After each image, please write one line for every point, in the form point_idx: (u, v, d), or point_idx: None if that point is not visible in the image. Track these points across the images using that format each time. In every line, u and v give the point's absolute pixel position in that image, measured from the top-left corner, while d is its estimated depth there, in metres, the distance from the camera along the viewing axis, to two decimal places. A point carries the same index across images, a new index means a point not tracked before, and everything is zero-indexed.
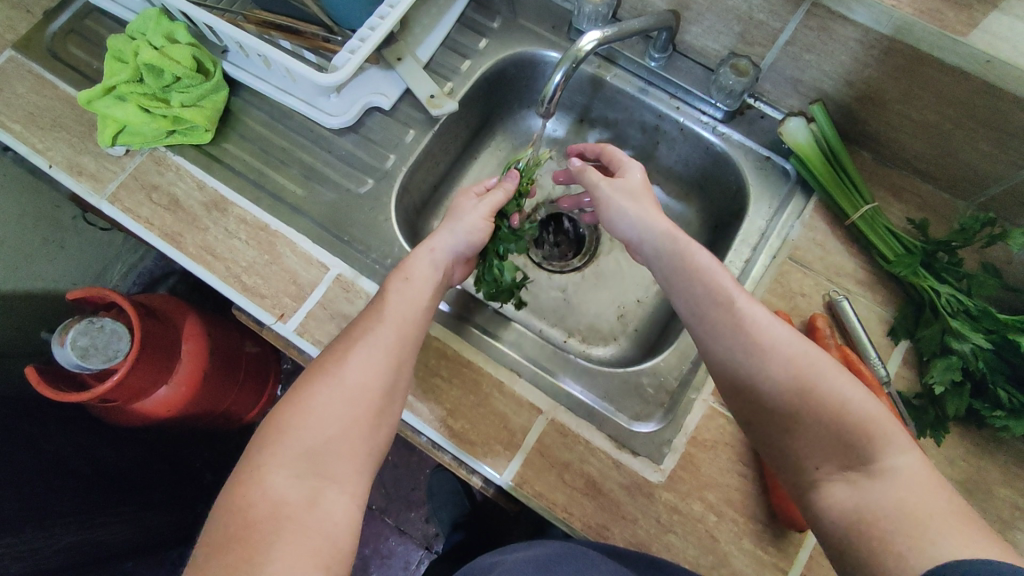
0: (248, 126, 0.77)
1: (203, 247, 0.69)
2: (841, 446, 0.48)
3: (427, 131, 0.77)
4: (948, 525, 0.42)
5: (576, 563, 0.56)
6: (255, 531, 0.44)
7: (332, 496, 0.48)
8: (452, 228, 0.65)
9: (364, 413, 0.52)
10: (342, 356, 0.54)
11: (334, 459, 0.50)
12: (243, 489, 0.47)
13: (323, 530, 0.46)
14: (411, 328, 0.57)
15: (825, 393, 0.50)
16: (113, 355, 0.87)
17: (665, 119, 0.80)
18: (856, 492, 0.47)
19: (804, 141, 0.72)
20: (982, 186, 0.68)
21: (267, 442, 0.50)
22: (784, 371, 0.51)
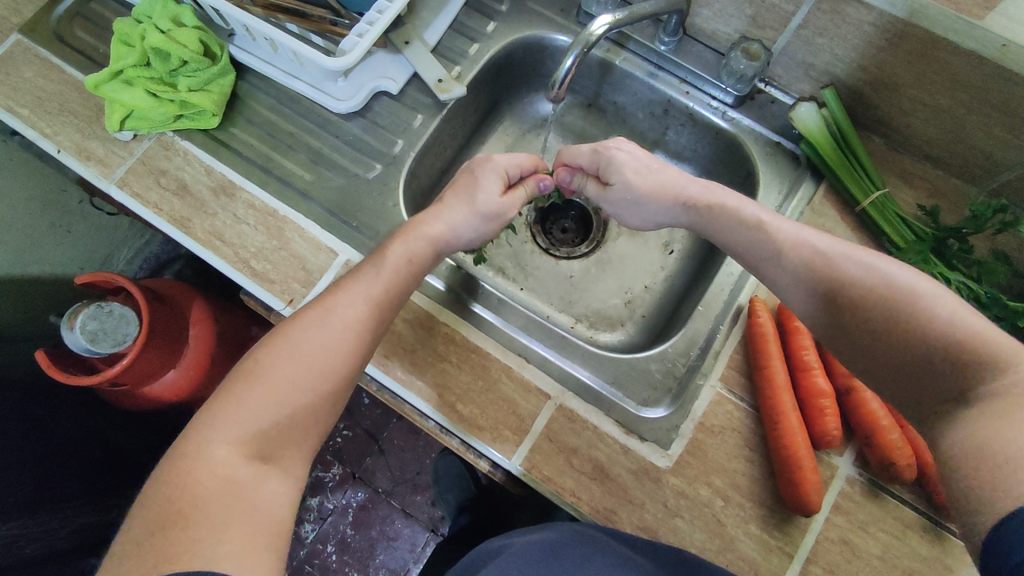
0: (255, 110, 0.77)
1: (212, 232, 0.69)
2: (930, 372, 0.45)
3: (435, 116, 0.77)
4: None
5: (583, 545, 0.56)
6: (199, 509, 0.44)
7: (275, 478, 0.49)
8: (471, 213, 0.65)
9: (315, 394, 0.53)
10: (302, 330, 0.54)
11: (280, 441, 0.51)
12: (188, 462, 0.46)
13: (264, 511, 0.47)
14: (375, 308, 0.57)
15: (904, 320, 0.46)
16: (122, 339, 0.88)
17: (675, 103, 0.79)
18: (969, 428, 0.41)
19: (814, 126, 0.71)
20: (994, 172, 0.67)
21: (216, 416, 0.49)
22: (854, 295, 0.50)
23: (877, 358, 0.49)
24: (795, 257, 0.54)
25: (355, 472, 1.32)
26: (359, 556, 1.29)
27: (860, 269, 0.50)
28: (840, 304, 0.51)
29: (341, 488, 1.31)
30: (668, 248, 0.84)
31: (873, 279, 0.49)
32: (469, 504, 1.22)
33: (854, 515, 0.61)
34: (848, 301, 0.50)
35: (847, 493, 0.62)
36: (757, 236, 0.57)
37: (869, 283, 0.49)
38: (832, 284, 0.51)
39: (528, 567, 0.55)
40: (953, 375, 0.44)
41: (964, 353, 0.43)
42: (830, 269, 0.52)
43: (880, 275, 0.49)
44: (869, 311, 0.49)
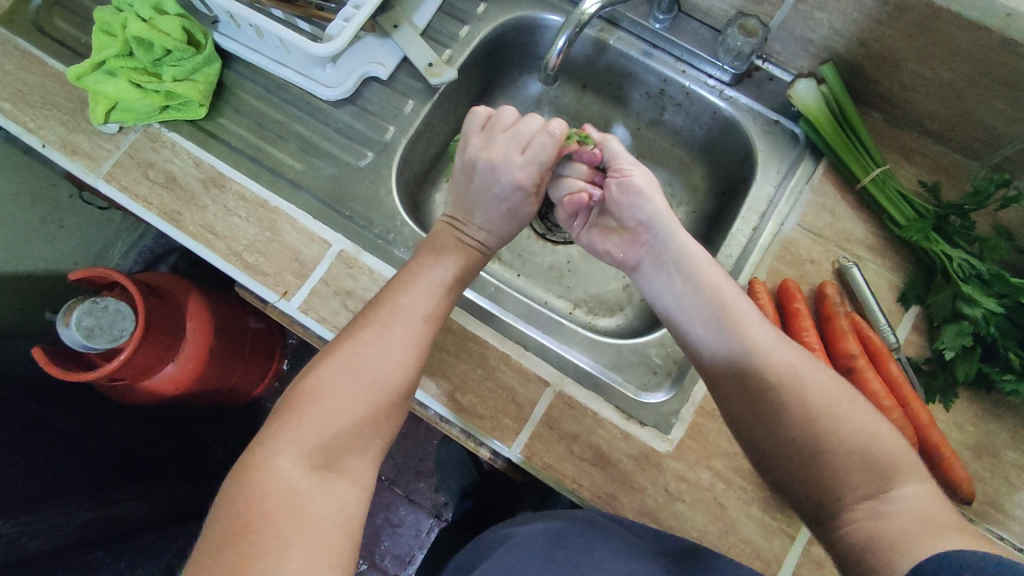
0: (243, 99, 0.75)
1: (203, 226, 0.68)
2: (855, 466, 0.47)
3: (427, 101, 0.75)
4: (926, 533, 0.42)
5: (582, 538, 0.56)
6: (269, 522, 0.44)
7: (344, 486, 0.49)
8: (506, 223, 0.65)
9: (375, 403, 0.52)
10: (359, 344, 0.54)
11: (344, 450, 0.50)
12: (256, 476, 0.47)
13: (335, 519, 0.47)
14: (428, 319, 0.57)
15: (838, 417, 0.48)
16: (119, 335, 0.88)
17: (670, 83, 0.77)
18: (873, 516, 0.45)
19: (814, 103, 0.70)
20: (996, 146, 0.66)
21: (279, 430, 0.49)
22: (792, 387, 0.50)
23: (806, 447, 0.49)
24: (740, 340, 0.53)
25: None
26: (365, 543, 1.30)
27: (793, 363, 0.52)
28: (763, 397, 0.51)
29: None
30: None
31: (805, 377, 0.51)
32: (472, 490, 1.21)
33: None
34: (781, 393, 0.50)
35: None
36: (710, 303, 0.56)
37: (810, 377, 0.51)
38: (767, 376, 0.51)
39: (530, 558, 0.56)
40: (868, 476, 0.46)
41: (878, 459, 0.47)
42: (763, 357, 0.52)
43: (808, 377, 0.51)
44: (802, 404, 0.49)
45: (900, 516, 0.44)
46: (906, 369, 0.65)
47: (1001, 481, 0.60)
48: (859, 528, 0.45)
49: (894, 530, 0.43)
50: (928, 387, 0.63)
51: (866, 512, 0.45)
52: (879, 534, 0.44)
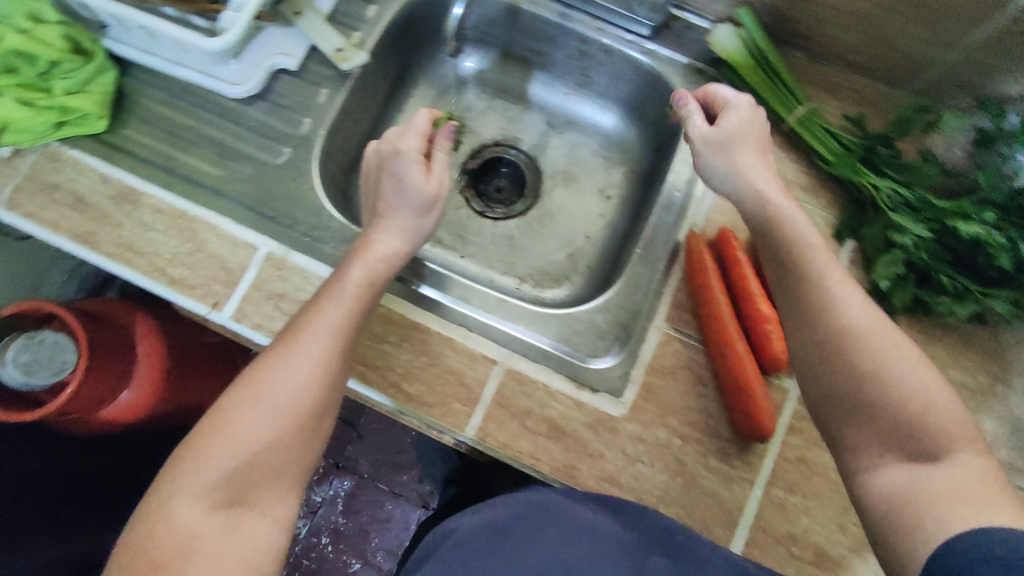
0: (147, 107, 0.71)
1: (120, 244, 0.65)
2: (898, 432, 0.49)
3: (341, 88, 0.72)
4: (961, 499, 0.45)
5: (539, 519, 0.58)
6: (164, 569, 0.47)
7: (252, 520, 0.51)
8: (414, 202, 0.61)
9: (285, 435, 0.53)
10: (265, 375, 0.53)
11: (252, 485, 0.52)
12: (155, 521, 0.48)
13: (239, 557, 0.50)
14: (339, 342, 0.56)
15: (896, 385, 0.49)
16: (61, 368, 0.84)
17: (590, 43, 0.75)
18: (909, 473, 0.48)
19: (733, 48, 0.69)
20: (914, 72, 0.66)
21: (179, 470, 0.50)
22: (859, 352, 0.51)
23: (858, 409, 0.50)
24: (823, 298, 0.53)
25: (338, 462, 1.31)
26: (354, 543, 1.29)
27: (870, 329, 0.51)
28: (836, 354, 0.51)
29: (327, 480, 1.30)
30: (606, 193, 0.82)
31: (881, 342, 0.51)
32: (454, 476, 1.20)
33: (808, 433, 0.62)
34: (854, 353, 0.51)
35: (800, 413, 0.63)
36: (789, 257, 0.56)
37: (878, 342, 0.51)
38: (841, 336, 0.51)
39: (476, 555, 0.56)
40: (916, 440, 0.48)
41: (931, 427, 0.48)
42: (845, 318, 0.52)
43: (887, 340, 0.51)
44: (861, 370, 0.50)
45: (941, 482, 0.46)
46: None
47: None
48: (892, 482, 0.48)
49: (932, 494, 0.46)
50: None
51: (902, 473, 0.48)
52: (915, 496, 0.46)
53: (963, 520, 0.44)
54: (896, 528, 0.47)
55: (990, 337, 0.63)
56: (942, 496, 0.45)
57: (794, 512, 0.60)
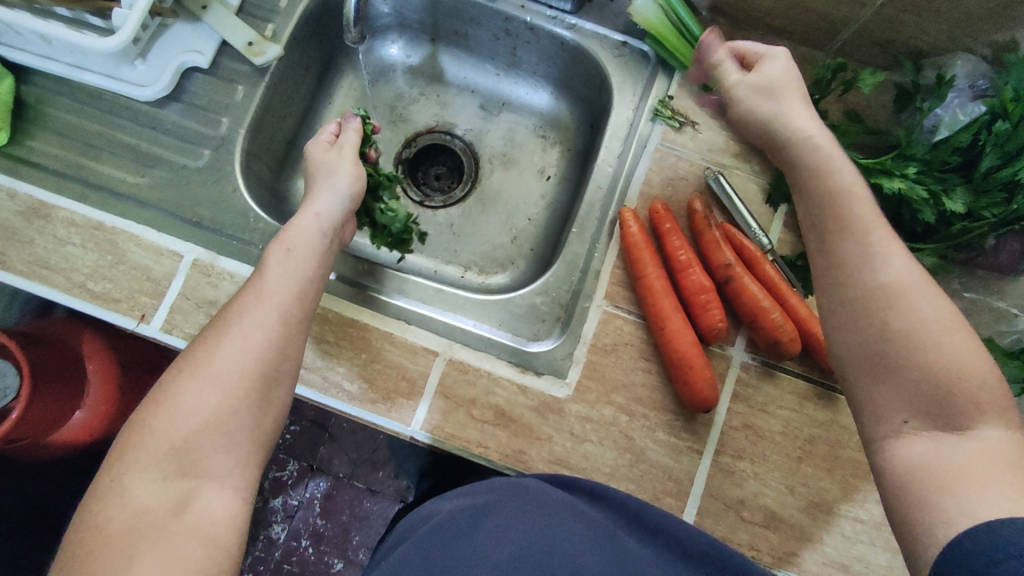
0: (53, 116, 0.68)
1: (35, 262, 0.62)
2: (928, 398, 0.43)
3: (258, 84, 0.69)
4: (986, 481, 0.40)
5: (510, 503, 0.55)
6: (109, 547, 0.40)
7: (210, 493, 0.45)
8: (329, 188, 0.62)
9: (241, 401, 0.48)
10: (210, 343, 0.50)
11: (207, 455, 0.46)
12: (100, 502, 0.43)
13: (197, 534, 0.43)
14: (292, 303, 0.54)
15: (924, 350, 0.44)
16: (5, 392, 0.82)
17: (513, 21, 0.74)
18: (937, 446, 0.43)
19: (654, 18, 0.68)
20: (834, 32, 0.66)
21: (125, 447, 0.45)
22: (894, 316, 0.45)
23: (881, 373, 0.45)
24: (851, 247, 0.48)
25: (311, 464, 1.29)
26: (334, 543, 1.27)
27: (903, 288, 0.45)
28: (863, 316, 0.46)
29: (300, 483, 1.28)
30: (545, 173, 0.81)
31: (917, 304, 0.45)
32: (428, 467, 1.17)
33: (752, 399, 0.63)
34: (878, 314, 0.46)
35: (743, 380, 0.64)
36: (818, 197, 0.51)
37: (911, 304, 0.45)
38: (864, 293, 0.47)
39: (457, 538, 0.53)
40: (945, 409, 0.43)
41: (960, 397, 0.43)
42: (873, 275, 0.47)
43: (920, 304, 0.45)
44: (887, 334, 0.45)
45: (978, 459, 0.41)
46: (782, 269, 0.66)
47: None
48: (917, 454, 0.43)
49: (963, 472, 0.41)
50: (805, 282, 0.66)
51: (924, 445, 0.43)
52: (935, 472, 0.42)
53: (992, 502, 0.39)
54: (914, 504, 0.42)
55: None
56: (968, 478, 0.40)
57: (742, 477, 0.61)
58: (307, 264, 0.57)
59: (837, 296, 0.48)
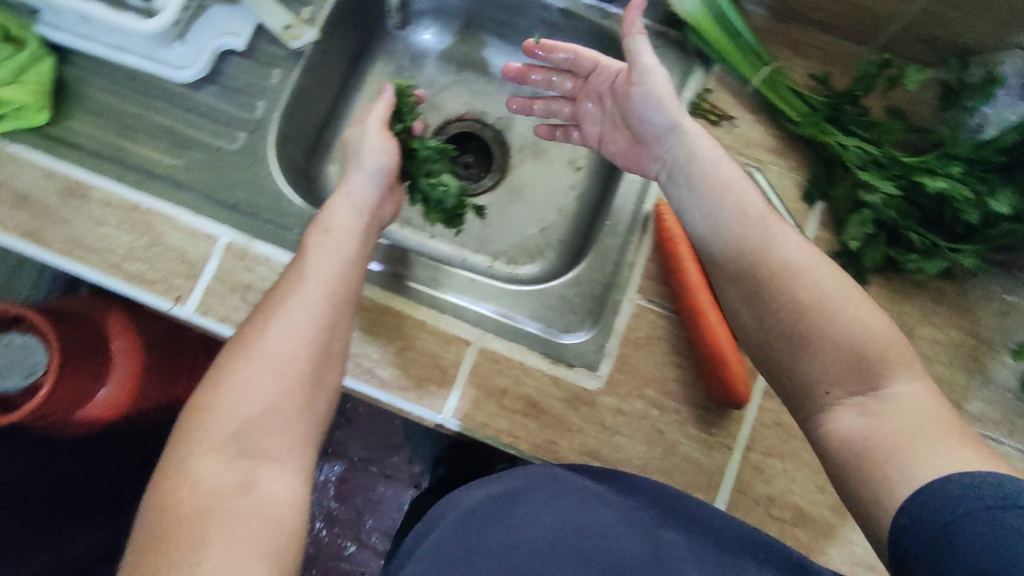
0: (91, 96, 0.68)
1: (72, 241, 0.63)
2: (852, 367, 0.48)
3: (294, 68, 0.69)
4: (918, 440, 0.44)
5: (545, 488, 0.56)
6: (181, 527, 0.42)
7: (270, 474, 0.46)
8: (361, 167, 0.62)
9: (293, 381, 0.49)
10: (258, 327, 0.51)
11: (266, 435, 0.47)
12: (169, 484, 0.44)
13: (260, 514, 0.44)
14: (338, 284, 0.54)
15: (832, 320, 0.49)
16: (34, 368, 0.84)
17: (551, 10, 0.73)
18: (864, 415, 0.47)
19: (695, 9, 0.67)
20: (879, 26, 0.65)
21: (188, 431, 0.47)
22: (805, 291, 0.50)
23: (797, 349, 0.50)
24: (755, 235, 0.53)
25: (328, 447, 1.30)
26: (348, 525, 1.29)
27: (801, 263, 0.52)
28: (769, 298, 0.52)
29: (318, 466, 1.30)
30: (576, 164, 0.80)
31: (817, 275, 0.51)
32: (445, 454, 1.17)
33: None
34: (784, 294, 0.51)
35: None
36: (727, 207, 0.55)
37: (813, 276, 0.51)
38: (769, 274, 0.52)
39: (493, 525, 0.54)
40: (866, 375, 0.48)
41: (874, 360, 0.48)
42: (776, 254, 0.52)
43: (820, 275, 0.51)
44: (799, 312, 0.50)
45: (900, 417, 0.46)
46: None
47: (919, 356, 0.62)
48: (849, 423, 0.47)
49: (893, 437, 0.45)
50: None
51: (854, 413, 0.47)
52: (870, 439, 0.46)
53: (928, 460, 0.43)
54: (858, 475, 0.46)
55: (960, 291, 0.64)
56: (903, 441, 0.44)
57: (772, 474, 0.61)
58: (350, 246, 0.57)
59: (743, 277, 0.53)
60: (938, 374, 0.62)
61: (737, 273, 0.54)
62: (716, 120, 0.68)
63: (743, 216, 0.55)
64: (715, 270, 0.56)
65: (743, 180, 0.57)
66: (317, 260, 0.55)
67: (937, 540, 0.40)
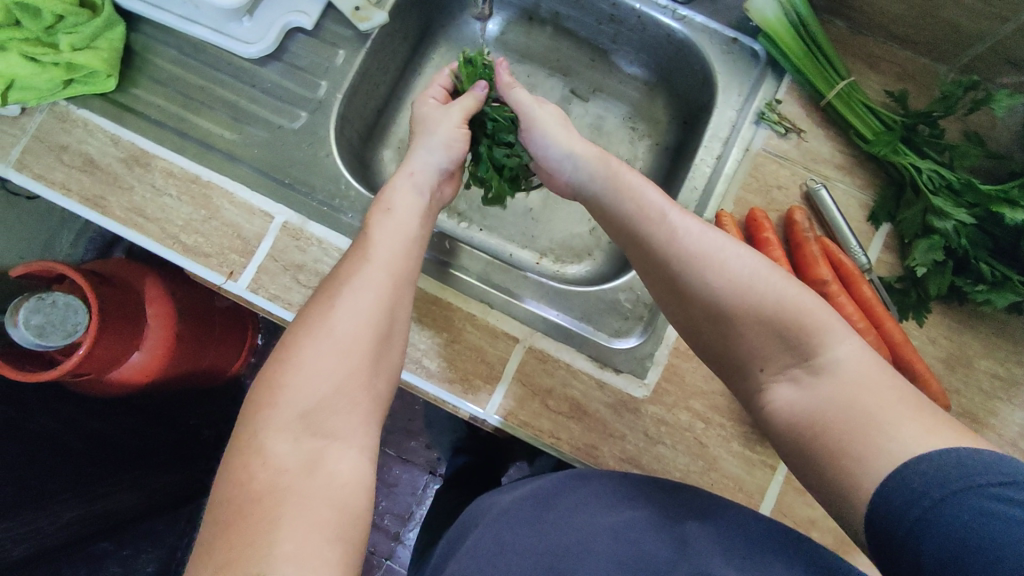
0: (157, 65, 0.69)
1: (132, 209, 0.63)
2: (778, 341, 0.47)
3: (359, 50, 0.69)
4: (869, 417, 0.41)
5: (580, 493, 0.55)
6: (256, 507, 0.41)
7: (336, 454, 0.46)
8: (428, 147, 0.62)
9: (358, 361, 0.49)
10: (324, 305, 0.51)
11: (333, 415, 0.47)
12: (242, 461, 0.44)
13: (329, 493, 0.43)
14: (401, 265, 0.55)
15: (747, 297, 0.48)
16: (75, 330, 0.78)
17: (620, 7, 0.71)
18: (802, 390, 0.45)
19: (772, 16, 0.65)
20: (965, 45, 0.63)
21: (258, 408, 0.47)
22: (714, 276, 0.49)
23: (724, 330, 0.49)
24: (659, 235, 0.52)
25: None
26: None
27: (709, 249, 0.50)
28: (685, 290, 0.50)
29: None
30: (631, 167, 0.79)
31: (725, 256, 0.49)
32: (464, 444, 1.15)
33: None
34: (689, 283, 0.50)
35: None
36: (626, 209, 0.54)
37: (720, 258, 0.49)
38: (673, 264, 0.50)
39: (521, 524, 0.53)
40: (796, 343, 0.46)
41: (798, 327, 0.46)
42: (683, 244, 0.50)
43: (734, 256, 0.49)
44: (716, 297, 0.49)
45: (841, 391, 0.43)
46: (878, 290, 0.63)
47: (976, 389, 0.61)
48: (790, 404, 0.45)
49: (838, 416, 0.42)
50: (901, 305, 0.62)
51: (789, 388, 0.46)
52: (816, 415, 0.43)
53: (879, 442, 0.40)
54: (821, 461, 0.43)
55: None
56: (852, 416, 0.42)
57: (815, 498, 0.60)
58: (414, 227, 0.58)
59: (657, 273, 0.52)
60: (995, 410, 0.60)
61: (651, 268, 0.52)
62: (785, 132, 0.66)
63: (651, 213, 0.53)
64: (636, 262, 0.54)
65: (644, 182, 0.55)
66: (381, 240, 0.56)
67: (915, 536, 0.37)
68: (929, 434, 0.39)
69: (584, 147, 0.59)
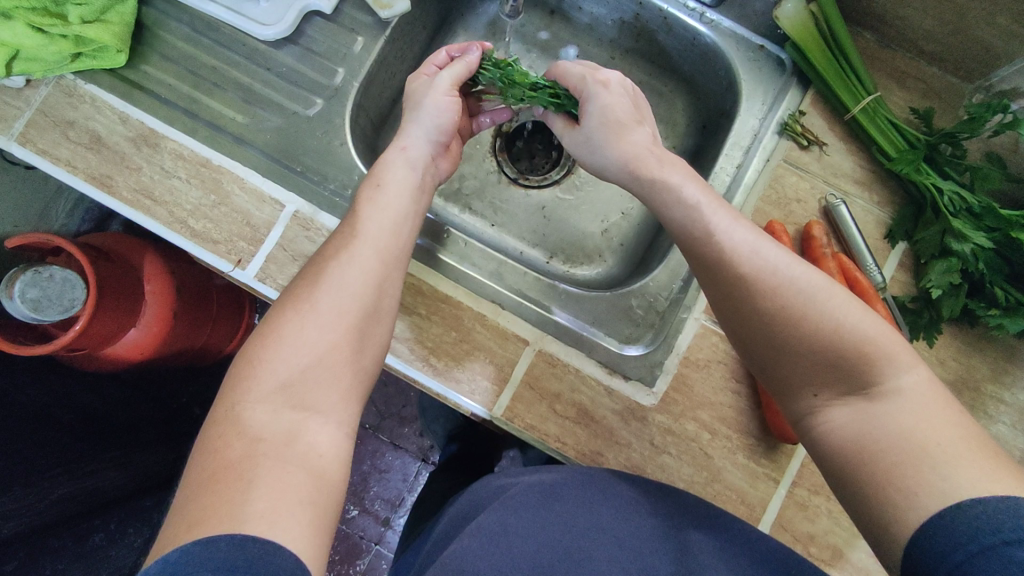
0: (170, 43, 0.67)
1: (139, 190, 0.62)
2: (836, 369, 0.46)
3: (379, 37, 0.67)
4: (926, 454, 0.41)
5: (587, 491, 0.54)
6: (228, 470, 0.41)
7: (316, 427, 0.45)
8: (419, 120, 0.60)
9: (341, 335, 0.49)
10: (311, 281, 0.50)
11: (314, 388, 0.47)
12: (219, 429, 0.43)
13: (307, 462, 0.43)
14: (391, 242, 0.54)
15: (809, 323, 0.46)
16: (71, 305, 0.76)
17: (646, 6, 0.70)
18: (855, 414, 0.45)
19: (800, 25, 0.64)
20: (992, 66, 0.62)
21: (238, 379, 0.46)
22: (771, 299, 0.48)
23: (778, 349, 0.48)
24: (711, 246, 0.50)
25: None
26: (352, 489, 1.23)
27: (770, 266, 0.48)
28: (740, 306, 0.49)
29: None
30: None
31: (782, 277, 0.48)
32: (459, 433, 1.12)
33: None
34: (750, 299, 0.48)
35: None
36: (674, 217, 0.53)
37: (779, 274, 0.48)
38: (732, 279, 0.49)
39: (525, 511, 0.52)
40: (857, 370, 0.45)
41: (864, 357, 0.45)
42: (733, 261, 0.49)
43: (791, 276, 0.48)
44: (774, 318, 0.47)
45: (895, 420, 0.43)
46: (891, 308, 0.62)
47: (981, 413, 0.61)
48: (842, 428, 0.45)
49: (889, 445, 0.42)
50: (913, 325, 0.61)
51: (844, 412, 0.46)
52: (870, 444, 0.43)
53: (933, 482, 0.40)
54: (866, 492, 0.43)
55: None
56: (910, 451, 0.41)
57: (815, 513, 0.60)
58: (404, 202, 0.56)
59: (709, 286, 0.51)
60: (997, 433, 0.60)
61: (704, 277, 0.51)
62: (807, 144, 0.65)
63: (699, 228, 0.51)
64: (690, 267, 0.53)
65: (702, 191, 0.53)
66: (370, 218, 0.54)
67: None
68: (982, 477, 0.39)
69: (628, 143, 0.57)
